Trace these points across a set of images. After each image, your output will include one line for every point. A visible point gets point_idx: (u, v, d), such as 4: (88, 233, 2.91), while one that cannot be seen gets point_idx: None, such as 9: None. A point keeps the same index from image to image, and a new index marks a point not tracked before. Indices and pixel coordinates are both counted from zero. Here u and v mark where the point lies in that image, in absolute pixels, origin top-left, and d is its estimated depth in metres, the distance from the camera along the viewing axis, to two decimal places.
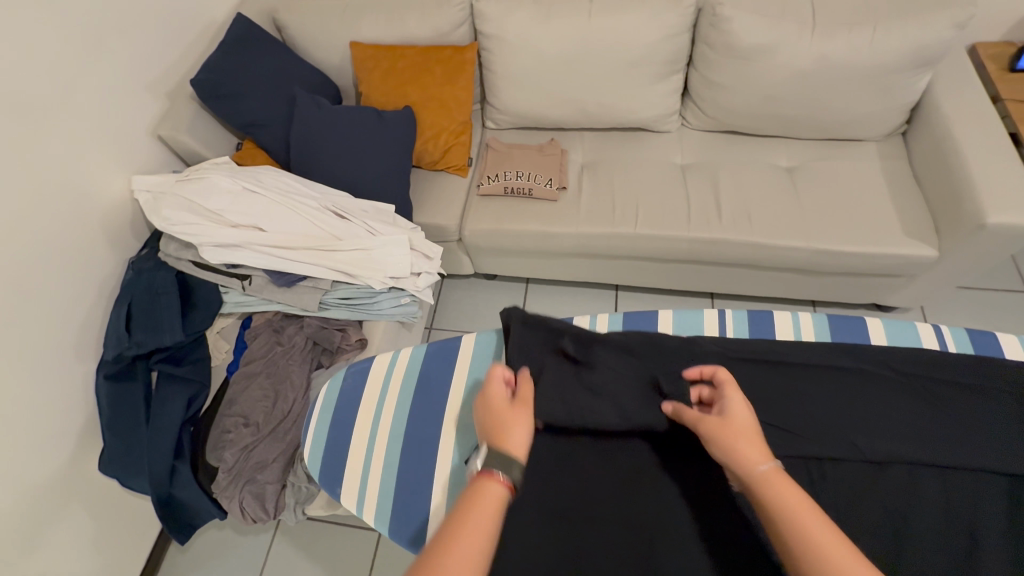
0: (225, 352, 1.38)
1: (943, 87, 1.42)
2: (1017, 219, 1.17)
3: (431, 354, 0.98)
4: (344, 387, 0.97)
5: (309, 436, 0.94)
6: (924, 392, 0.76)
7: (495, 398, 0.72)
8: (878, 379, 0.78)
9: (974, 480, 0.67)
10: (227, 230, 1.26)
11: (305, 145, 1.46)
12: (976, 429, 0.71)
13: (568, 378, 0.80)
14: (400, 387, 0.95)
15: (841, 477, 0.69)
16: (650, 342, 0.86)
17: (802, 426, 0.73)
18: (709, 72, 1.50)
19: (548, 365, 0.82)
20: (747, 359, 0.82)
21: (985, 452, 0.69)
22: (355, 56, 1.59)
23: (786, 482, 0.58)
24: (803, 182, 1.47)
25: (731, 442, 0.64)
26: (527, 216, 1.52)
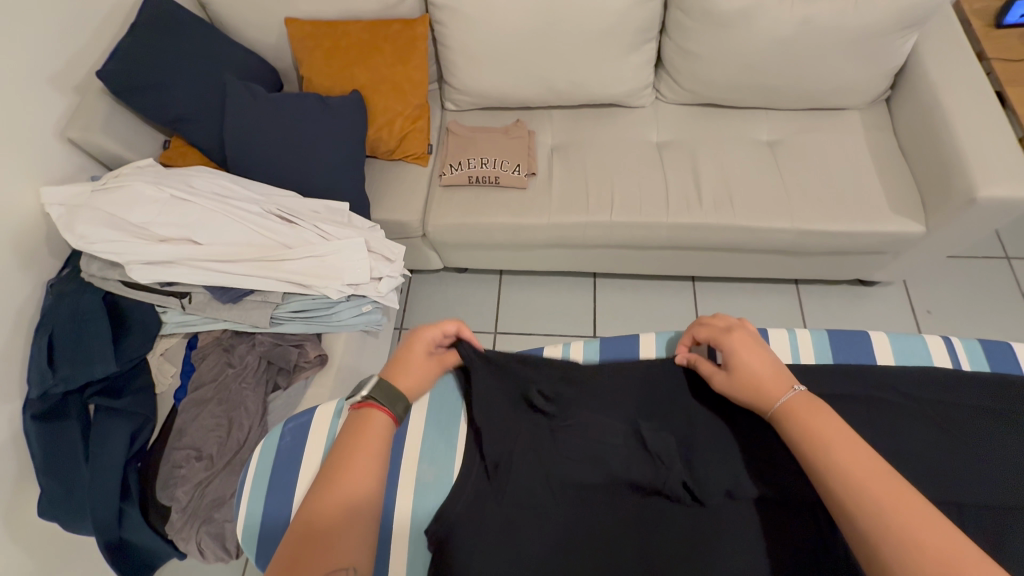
0: (171, 376, 1.25)
1: (931, 47, 1.33)
2: (1007, 193, 1.11)
3: None
4: (281, 445, 0.86)
5: (242, 508, 0.81)
6: (936, 419, 0.72)
7: (420, 351, 0.80)
8: (888, 406, 0.74)
9: (981, 516, 0.64)
10: (156, 245, 1.12)
11: (243, 141, 1.30)
12: (987, 459, 0.68)
13: (540, 440, 0.75)
14: None
15: None
16: (636, 374, 0.82)
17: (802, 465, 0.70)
18: (685, 40, 1.38)
19: (519, 425, 0.76)
20: None
21: (995, 486, 0.66)
22: (293, 34, 1.42)
23: (809, 409, 0.64)
24: (785, 157, 1.38)
25: (753, 386, 0.70)
26: (495, 208, 1.41)
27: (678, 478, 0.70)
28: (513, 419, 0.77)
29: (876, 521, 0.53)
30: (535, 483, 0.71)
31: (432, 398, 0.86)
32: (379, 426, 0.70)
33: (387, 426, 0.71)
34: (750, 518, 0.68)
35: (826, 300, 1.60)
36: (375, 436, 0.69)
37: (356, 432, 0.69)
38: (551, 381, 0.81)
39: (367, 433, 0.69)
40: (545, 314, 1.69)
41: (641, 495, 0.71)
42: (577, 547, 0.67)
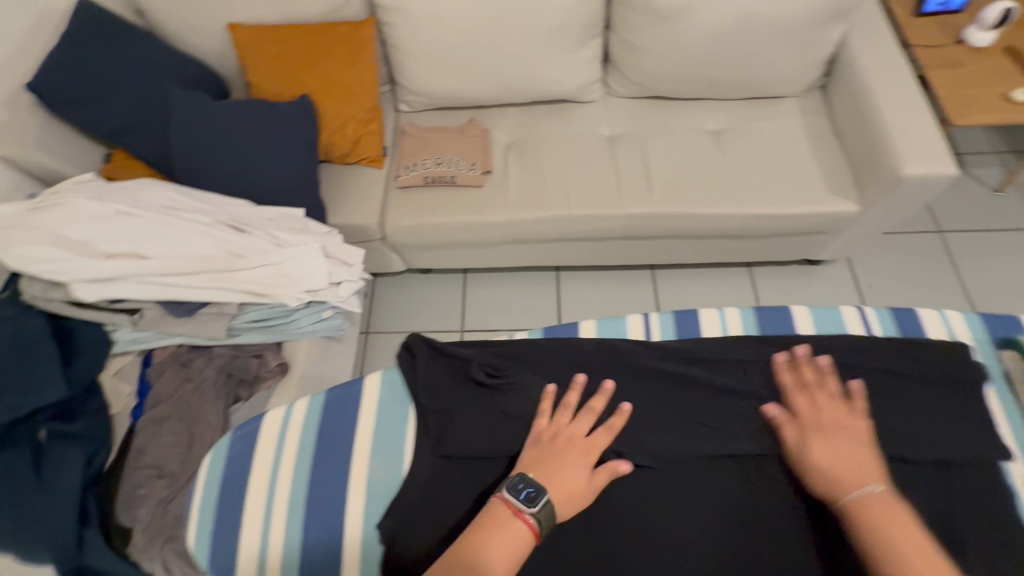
0: (127, 396, 1.21)
1: (858, 35, 1.40)
2: (929, 170, 1.19)
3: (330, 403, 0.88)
4: (230, 456, 0.85)
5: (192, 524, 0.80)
6: (858, 382, 0.81)
7: (575, 434, 0.76)
8: (815, 371, 0.82)
9: (918, 473, 0.74)
10: (101, 262, 1.09)
11: (189, 151, 1.27)
12: (923, 418, 0.78)
13: (482, 403, 0.81)
14: (299, 441, 0.85)
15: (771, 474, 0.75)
16: (583, 345, 0.87)
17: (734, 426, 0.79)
18: (629, 35, 1.42)
19: (462, 397, 0.82)
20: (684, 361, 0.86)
21: (914, 440, 0.75)
22: (236, 40, 1.39)
23: (881, 506, 0.66)
24: (730, 146, 1.44)
25: (824, 474, 0.71)
26: (453, 206, 1.42)
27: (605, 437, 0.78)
28: (457, 394, 0.83)
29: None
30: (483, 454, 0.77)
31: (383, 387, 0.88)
32: (519, 537, 0.65)
33: (525, 543, 0.65)
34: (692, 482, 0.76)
35: (777, 281, 1.67)
36: (516, 547, 0.64)
37: (495, 533, 0.65)
38: (490, 354, 0.87)
39: (503, 537, 0.64)
40: (511, 310, 1.71)
41: None
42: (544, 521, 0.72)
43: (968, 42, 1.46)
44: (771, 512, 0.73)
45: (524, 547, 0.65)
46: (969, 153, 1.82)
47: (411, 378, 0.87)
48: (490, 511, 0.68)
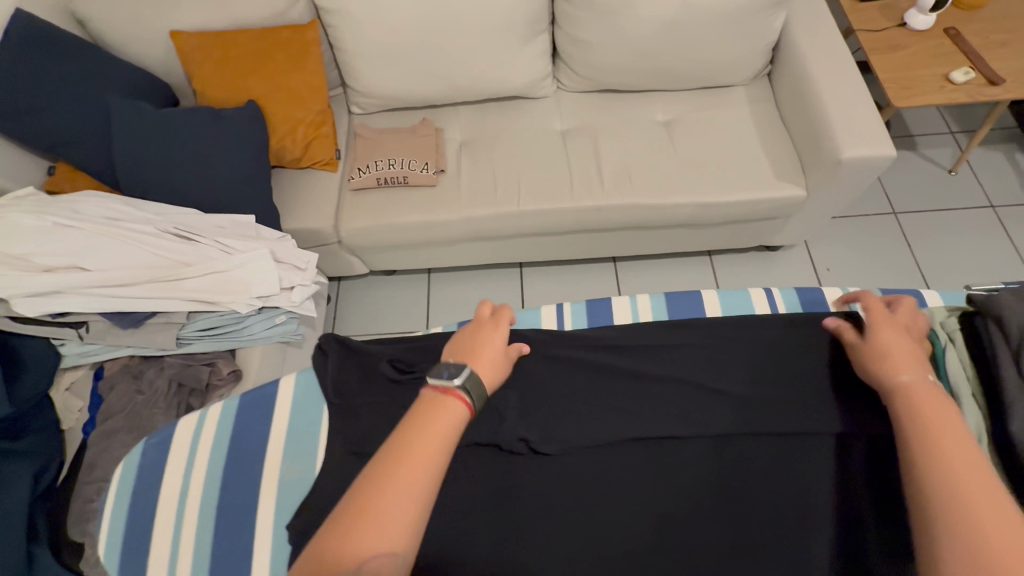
0: (79, 411, 1.21)
1: (799, 22, 1.42)
2: (868, 153, 1.21)
3: (242, 407, 0.95)
4: (142, 462, 0.92)
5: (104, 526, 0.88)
6: (754, 360, 0.90)
7: (484, 331, 0.78)
8: (710, 351, 0.92)
9: (824, 446, 0.80)
10: (41, 275, 1.08)
11: (132, 161, 1.27)
12: (825, 391, 0.84)
13: (392, 398, 0.86)
14: (210, 448, 0.92)
15: (680, 453, 0.81)
16: None
17: (644, 411, 0.86)
18: (574, 29, 1.42)
19: (374, 392, 0.88)
20: (590, 347, 0.95)
21: (811, 414, 0.82)
22: (180, 48, 1.38)
23: (924, 387, 0.64)
24: (679, 135, 1.45)
25: (879, 358, 0.72)
26: (407, 207, 1.42)
27: (509, 427, 0.84)
28: (370, 390, 0.88)
29: (937, 465, 0.55)
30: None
31: (301, 384, 0.96)
32: (454, 410, 0.63)
33: (461, 417, 0.62)
34: (607, 465, 0.82)
35: (737, 267, 1.69)
36: (448, 424, 0.61)
37: (428, 414, 0.61)
38: (404, 351, 0.92)
39: (432, 419, 0.61)
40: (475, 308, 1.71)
41: (479, 448, 0.84)
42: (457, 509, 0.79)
43: (910, 25, 1.48)
44: (693, 496, 0.77)
45: (460, 421, 0.62)
46: (923, 136, 1.85)
47: (323, 374, 0.92)
48: (421, 402, 0.64)
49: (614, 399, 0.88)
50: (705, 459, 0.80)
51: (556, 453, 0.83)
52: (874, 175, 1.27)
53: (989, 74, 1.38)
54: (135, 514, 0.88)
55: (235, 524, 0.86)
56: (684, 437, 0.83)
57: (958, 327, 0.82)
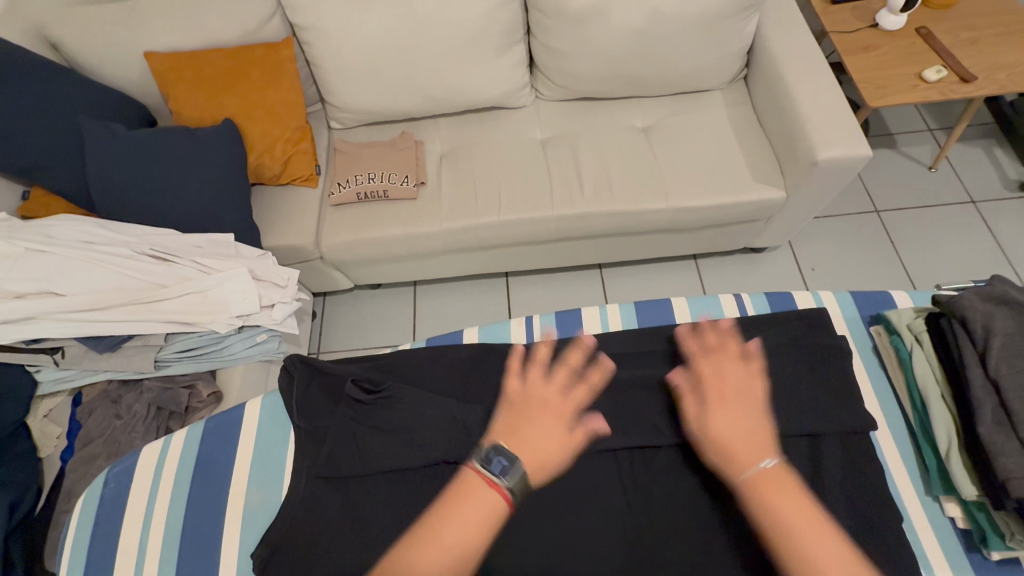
0: (57, 438, 1.18)
1: (772, 26, 1.43)
2: (843, 153, 1.21)
3: (209, 431, 0.94)
4: (105, 493, 0.91)
5: (65, 562, 0.86)
6: None
7: (548, 395, 0.75)
8: (684, 358, 0.91)
9: (795, 447, 0.80)
10: (11, 302, 1.06)
11: (106, 183, 1.26)
12: (800, 390, 0.83)
13: (358, 418, 0.84)
14: (174, 476, 0.90)
15: (653, 462, 0.82)
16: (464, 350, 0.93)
17: (616, 420, 0.85)
18: (549, 39, 1.43)
19: (340, 414, 0.85)
20: (562, 356, 0.93)
21: (786, 415, 0.81)
22: (154, 69, 1.37)
23: (775, 487, 0.64)
24: (657, 141, 1.46)
25: (721, 450, 0.69)
26: (387, 220, 1.41)
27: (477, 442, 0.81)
28: (336, 412, 0.86)
29: None
30: (364, 471, 0.80)
31: (268, 405, 0.95)
32: (490, 502, 0.65)
33: (495, 510, 0.64)
34: (577, 477, 0.81)
35: (723, 270, 1.69)
36: (485, 516, 0.64)
37: (465, 498, 0.65)
38: (372, 369, 0.91)
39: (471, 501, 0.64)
40: (462, 320, 1.70)
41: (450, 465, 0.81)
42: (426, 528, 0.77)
43: (882, 25, 1.50)
44: (665, 504, 0.77)
45: (495, 513, 0.64)
46: (902, 133, 1.86)
47: (288, 398, 0.90)
48: (463, 480, 0.67)
49: (587, 408, 0.85)
50: (676, 466, 0.81)
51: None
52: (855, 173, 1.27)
53: (961, 71, 1.39)
54: (108, 545, 0.86)
55: (210, 551, 0.84)
56: (656, 445, 0.82)
57: (924, 328, 0.86)
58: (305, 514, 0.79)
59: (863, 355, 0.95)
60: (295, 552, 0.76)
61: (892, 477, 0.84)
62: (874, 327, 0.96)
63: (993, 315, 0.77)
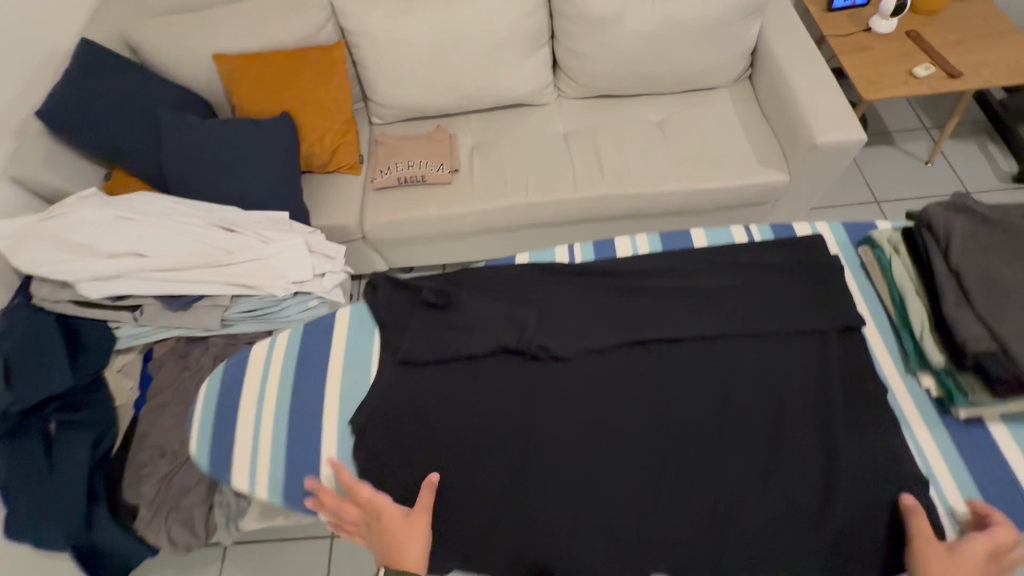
0: (130, 390, 1.31)
1: (774, 29, 1.58)
2: (840, 137, 1.34)
3: (309, 332, 0.99)
4: (224, 381, 0.97)
5: (193, 434, 0.93)
6: (746, 273, 0.94)
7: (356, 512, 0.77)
8: (705, 270, 0.96)
9: (799, 340, 0.86)
10: (101, 261, 1.21)
11: (181, 166, 1.42)
12: (804, 292, 0.90)
13: (431, 319, 0.91)
14: (281, 367, 0.96)
15: (677, 354, 0.86)
16: (507, 267, 1.00)
17: (646, 318, 0.88)
18: (572, 43, 1.59)
19: (414, 317, 0.92)
20: (594, 271, 0.97)
21: (796, 315, 0.88)
22: (221, 69, 1.54)
23: None
24: (671, 133, 1.60)
25: None
26: (425, 202, 1.56)
27: (532, 332, 0.87)
28: (411, 317, 0.93)
29: None
30: (432, 359, 0.87)
31: (353, 314, 1.01)
32: None
33: None
34: (601, 366, 0.86)
35: None
36: None
37: None
38: (440, 284, 0.97)
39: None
40: None
41: (509, 354, 0.88)
42: (476, 408, 0.84)
43: (874, 29, 1.65)
44: (686, 390, 0.83)
45: None
46: (899, 131, 1.99)
47: (372, 305, 0.98)
48: None
49: (617, 310, 0.90)
50: (698, 357, 0.86)
51: (575, 355, 0.86)
52: (852, 157, 1.40)
53: (949, 69, 1.53)
54: (221, 427, 0.92)
55: (311, 427, 0.89)
56: (681, 338, 0.87)
57: (901, 240, 0.94)
58: (388, 395, 0.86)
59: (852, 271, 1.01)
60: (380, 432, 0.83)
61: (879, 365, 0.90)
62: (862, 247, 1.02)
63: (955, 220, 0.87)
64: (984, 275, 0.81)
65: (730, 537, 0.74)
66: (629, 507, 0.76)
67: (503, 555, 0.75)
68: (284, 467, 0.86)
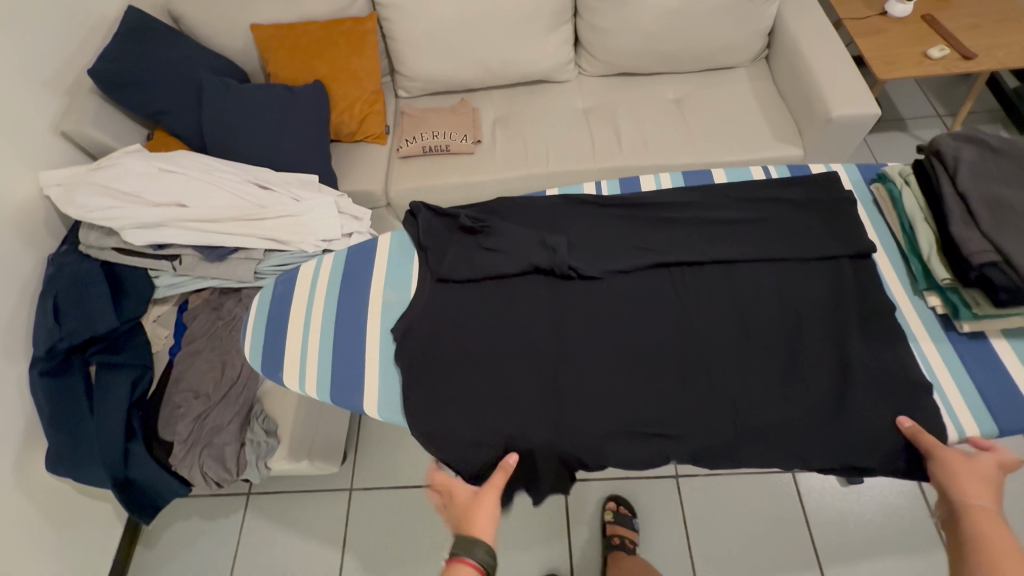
0: (166, 337, 1.37)
1: (792, 9, 1.62)
2: (855, 111, 1.38)
3: (353, 256, 1.04)
4: (276, 294, 1.03)
5: (248, 335, 0.99)
6: (765, 209, 0.98)
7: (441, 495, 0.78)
8: (722, 205, 1.00)
9: (814, 269, 0.91)
10: (147, 210, 1.27)
11: (219, 127, 1.48)
12: (821, 227, 0.94)
13: (469, 243, 0.96)
14: (328, 285, 1.01)
15: (697, 278, 0.91)
16: (536, 201, 1.03)
17: (667, 244, 0.94)
18: (594, 19, 1.65)
19: (453, 240, 0.97)
20: (618, 206, 1.01)
21: (813, 246, 0.92)
22: (258, 38, 1.61)
23: (993, 521, 0.66)
24: (688, 109, 1.65)
25: (950, 478, 0.71)
26: (448, 170, 1.61)
27: (562, 255, 0.91)
28: (450, 239, 0.98)
29: None
30: (471, 277, 0.92)
31: (393, 240, 1.05)
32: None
33: None
34: (624, 286, 0.91)
35: None
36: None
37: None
38: (476, 212, 1.02)
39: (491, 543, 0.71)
40: None
41: (540, 274, 0.93)
42: (508, 321, 0.89)
43: (890, 13, 1.68)
44: (706, 308, 0.88)
45: None
46: (913, 118, 2.02)
47: (412, 229, 1.02)
48: None
49: (643, 237, 0.96)
50: (718, 279, 0.91)
51: (606, 275, 0.92)
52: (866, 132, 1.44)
53: (963, 51, 1.56)
54: (261, 347, 0.97)
55: (348, 353, 0.93)
56: (701, 262, 0.92)
57: (912, 171, 0.98)
58: (431, 308, 0.91)
59: (865, 207, 1.05)
60: (415, 343, 0.89)
61: (890, 291, 0.95)
62: (874, 184, 1.06)
63: (962, 148, 0.91)
64: (987, 194, 0.84)
65: (745, 431, 0.79)
66: (650, 419, 0.80)
67: (529, 448, 0.79)
68: (323, 387, 0.90)
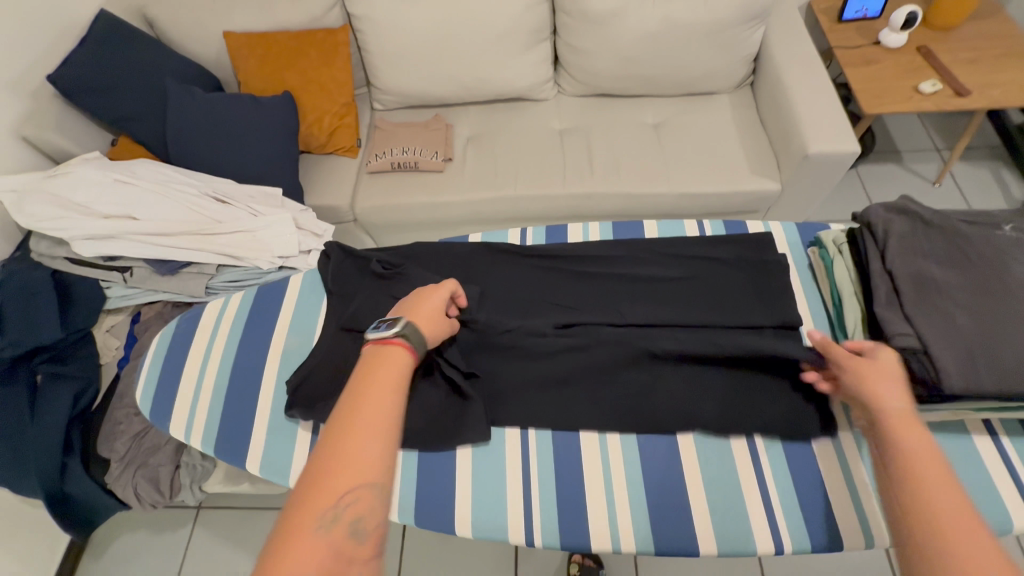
0: (115, 349, 1.34)
1: (777, 37, 1.56)
2: (831, 148, 1.33)
3: (262, 293, 1.05)
4: (175, 336, 1.02)
5: (141, 378, 0.99)
6: (689, 265, 1.00)
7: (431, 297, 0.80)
8: (647, 261, 1.02)
9: (738, 333, 0.89)
10: (98, 221, 1.26)
11: (181, 136, 1.46)
12: (745, 292, 0.94)
13: (381, 291, 0.95)
14: (231, 326, 1.01)
15: (614, 337, 0.92)
16: (465, 245, 1.07)
17: (582, 303, 0.98)
18: (573, 39, 1.60)
19: (365, 288, 0.96)
20: (538, 257, 1.05)
21: (729, 310, 0.92)
22: (230, 45, 1.59)
23: (910, 423, 0.62)
24: (665, 136, 1.59)
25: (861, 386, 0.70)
26: (415, 189, 1.58)
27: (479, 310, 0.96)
28: (361, 285, 0.98)
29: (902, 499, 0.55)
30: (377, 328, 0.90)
31: (307, 281, 1.05)
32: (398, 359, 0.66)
33: (404, 362, 0.66)
34: (542, 344, 0.92)
35: None
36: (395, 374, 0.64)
37: (374, 366, 0.64)
38: (392, 257, 1.03)
39: (367, 412, 0.57)
40: None
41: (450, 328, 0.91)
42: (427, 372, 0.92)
43: (883, 43, 1.62)
44: (614, 367, 0.91)
45: (403, 368, 0.65)
46: (908, 151, 1.94)
47: (325, 272, 1.02)
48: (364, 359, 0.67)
49: (562, 294, 1.00)
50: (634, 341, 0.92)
51: (519, 331, 0.94)
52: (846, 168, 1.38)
53: (955, 86, 1.49)
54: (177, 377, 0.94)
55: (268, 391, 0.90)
56: (618, 324, 0.93)
57: (845, 240, 0.94)
58: (333, 355, 0.90)
59: (798, 269, 1.03)
60: (319, 386, 0.87)
61: None
62: (810, 247, 1.03)
63: (893, 220, 0.87)
64: (915, 275, 0.81)
65: None
66: None
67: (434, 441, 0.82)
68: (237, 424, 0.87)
